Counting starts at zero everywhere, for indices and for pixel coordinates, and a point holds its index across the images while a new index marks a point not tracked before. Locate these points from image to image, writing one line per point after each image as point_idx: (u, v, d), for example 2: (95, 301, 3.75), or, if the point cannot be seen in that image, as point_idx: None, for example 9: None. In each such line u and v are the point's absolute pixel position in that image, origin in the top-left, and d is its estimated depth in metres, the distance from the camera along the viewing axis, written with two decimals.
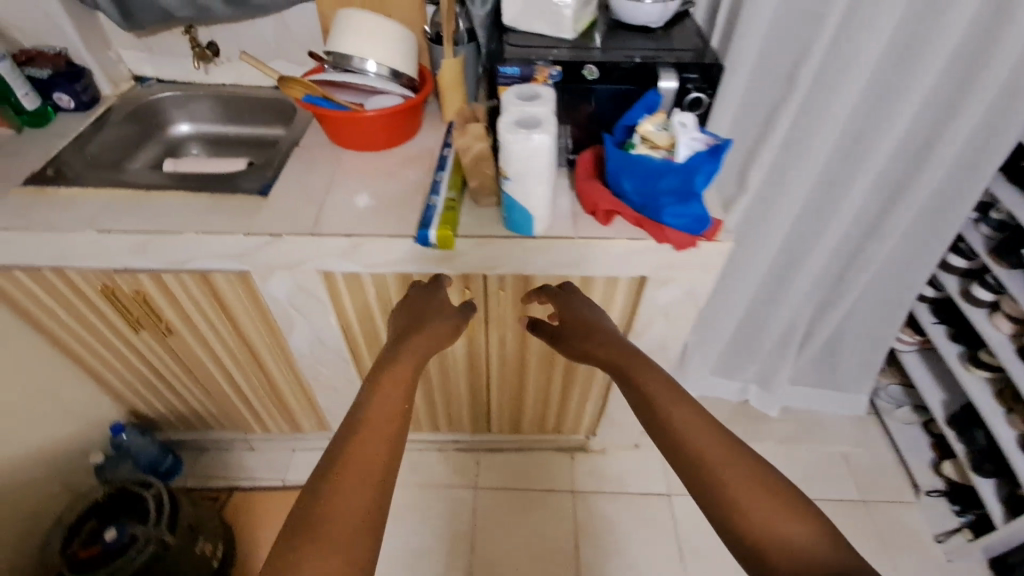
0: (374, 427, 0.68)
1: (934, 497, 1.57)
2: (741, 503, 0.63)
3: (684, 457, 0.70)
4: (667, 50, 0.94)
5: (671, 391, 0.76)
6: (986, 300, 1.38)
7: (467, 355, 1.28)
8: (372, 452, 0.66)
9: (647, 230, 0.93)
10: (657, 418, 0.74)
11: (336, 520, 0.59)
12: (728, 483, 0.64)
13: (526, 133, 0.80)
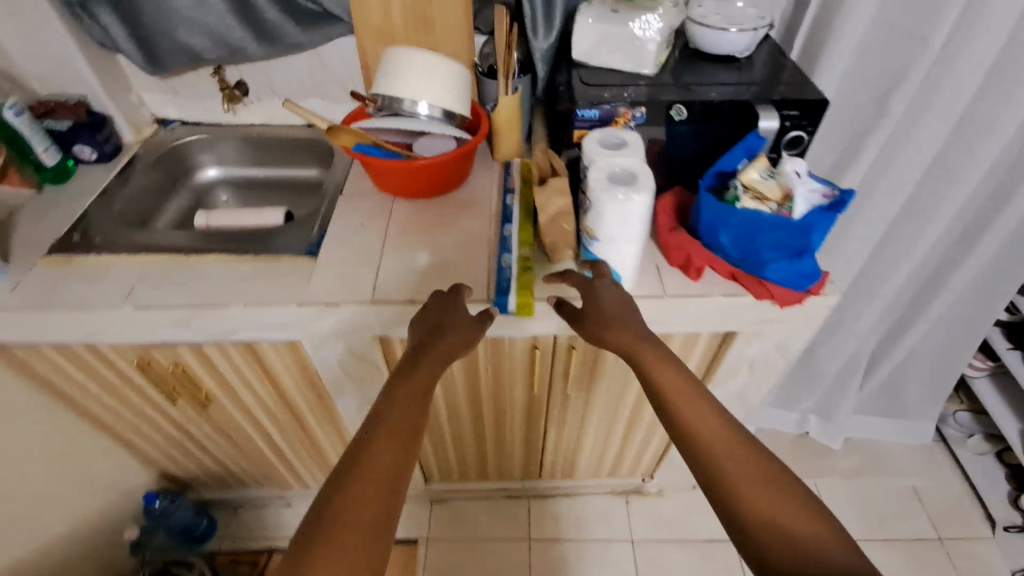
0: (382, 439, 0.66)
1: (1013, 532, 1.47)
2: (746, 498, 0.64)
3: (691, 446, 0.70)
4: (759, 84, 0.84)
5: (682, 382, 0.72)
6: None
7: (525, 410, 1.19)
8: (383, 459, 0.64)
9: (745, 285, 0.83)
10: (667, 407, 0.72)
11: (349, 517, 0.59)
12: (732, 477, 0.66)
13: (625, 194, 0.70)
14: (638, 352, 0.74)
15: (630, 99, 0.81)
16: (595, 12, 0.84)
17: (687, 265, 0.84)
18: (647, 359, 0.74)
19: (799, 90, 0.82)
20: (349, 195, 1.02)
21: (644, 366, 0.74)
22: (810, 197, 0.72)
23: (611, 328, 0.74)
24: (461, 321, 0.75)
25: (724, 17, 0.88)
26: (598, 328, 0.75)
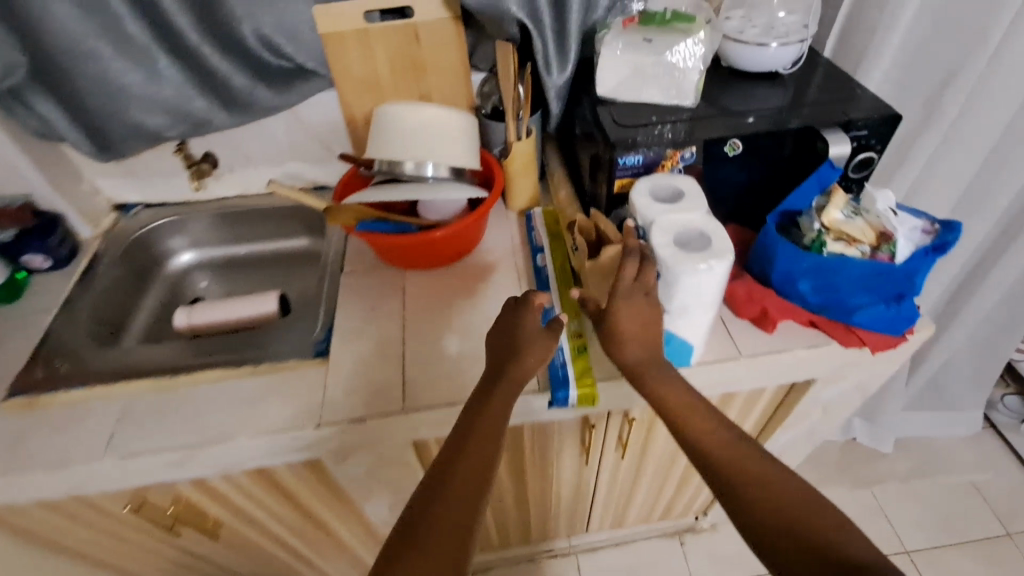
0: (467, 455, 0.56)
1: None
2: (776, 517, 0.52)
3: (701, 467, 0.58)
4: (814, 102, 0.73)
5: (685, 393, 0.61)
6: None
7: (574, 477, 1.06)
8: (466, 475, 0.55)
9: (828, 333, 0.72)
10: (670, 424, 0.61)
11: (433, 537, 0.50)
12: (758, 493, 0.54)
13: (704, 261, 0.58)
14: (645, 365, 0.62)
15: (677, 138, 0.69)
16: (623, 41, 0.73)
17: (761, 316, 0.73)
18: (649, 371, 0.62)
19: (865, 105, 0.71)
20: (353, 273, 0.89)
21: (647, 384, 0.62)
22: (914, 237, 0.64)
23: (621, 343, 0.62)
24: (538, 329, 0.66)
25: (763, 29, 0.77)
26: (616, 343, 0.63)
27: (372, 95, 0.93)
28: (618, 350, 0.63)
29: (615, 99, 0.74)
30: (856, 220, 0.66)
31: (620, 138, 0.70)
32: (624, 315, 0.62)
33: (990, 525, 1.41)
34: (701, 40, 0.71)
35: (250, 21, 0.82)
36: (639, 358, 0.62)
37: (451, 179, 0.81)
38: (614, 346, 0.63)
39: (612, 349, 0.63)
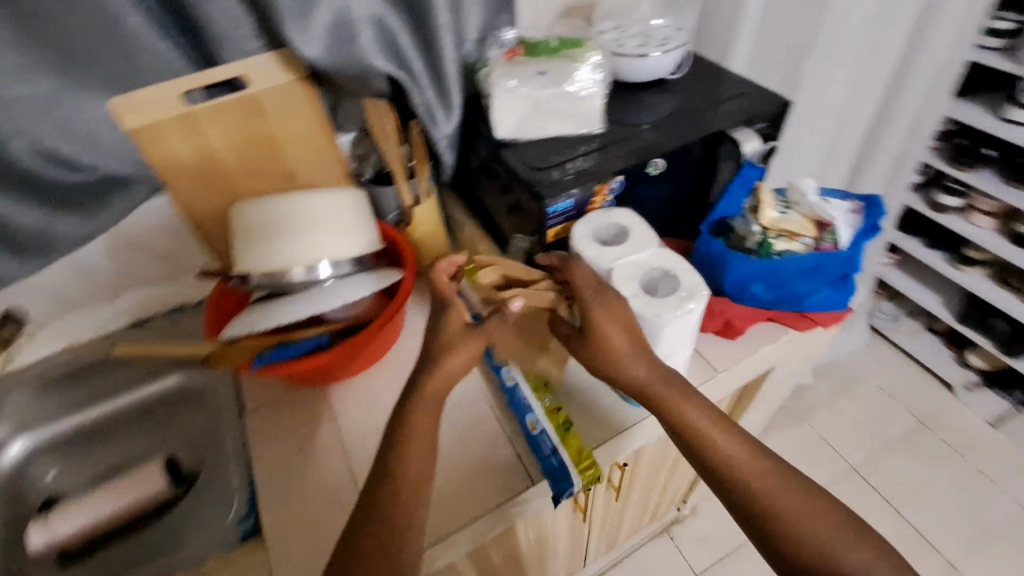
0: (406, 470, 0.50)
1: (975, 389, 1.54)
2: (807, 545, 0.47)
3: (713, 483, 0.51)
4: (711, 103, 0.72)
5: (699, 407, 0.52)
6: (955, 205, 1.35)
7: (565, 538, 0.95)
8: (409, 490, 0.50)
9: (784, 323, 0.71)
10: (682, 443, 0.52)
11: (363, 550, 0.47)
12: (777, 514, 0.48)
13: (679, 298, 0.54)
14: (654, 386, 0.52)
15: (601, 171, 0.63)
16: (516, 74, 0.65)
17: (725, 326, 0.70)
18: (654, 389, 0.52)
19: (757, 100, 0.71)
20: (260, 410, 0.71)
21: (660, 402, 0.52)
22: (850, 220, 0.65)
23: (617, 361, 0.53)
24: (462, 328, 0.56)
25: (641, 38, 0.73)
26: (607, 363, 0.53)
27: (217, 187, 0.75)
28: (618, 372, 0.53)
29: (519, 139, 0.67)
30: (791, 215, 0.66)
31: (542, 184, 0.62)
32: (603, 318, 0.53)
33: (906, 420, 1.52)
34: (597, 64, 0.66)
35: (24, 135, 0.63)
36: (641, 376, 0.52)
37: (353, 273, 0.71)
38: (607, 367, 0.53)
39: (607, 371, 0.54)
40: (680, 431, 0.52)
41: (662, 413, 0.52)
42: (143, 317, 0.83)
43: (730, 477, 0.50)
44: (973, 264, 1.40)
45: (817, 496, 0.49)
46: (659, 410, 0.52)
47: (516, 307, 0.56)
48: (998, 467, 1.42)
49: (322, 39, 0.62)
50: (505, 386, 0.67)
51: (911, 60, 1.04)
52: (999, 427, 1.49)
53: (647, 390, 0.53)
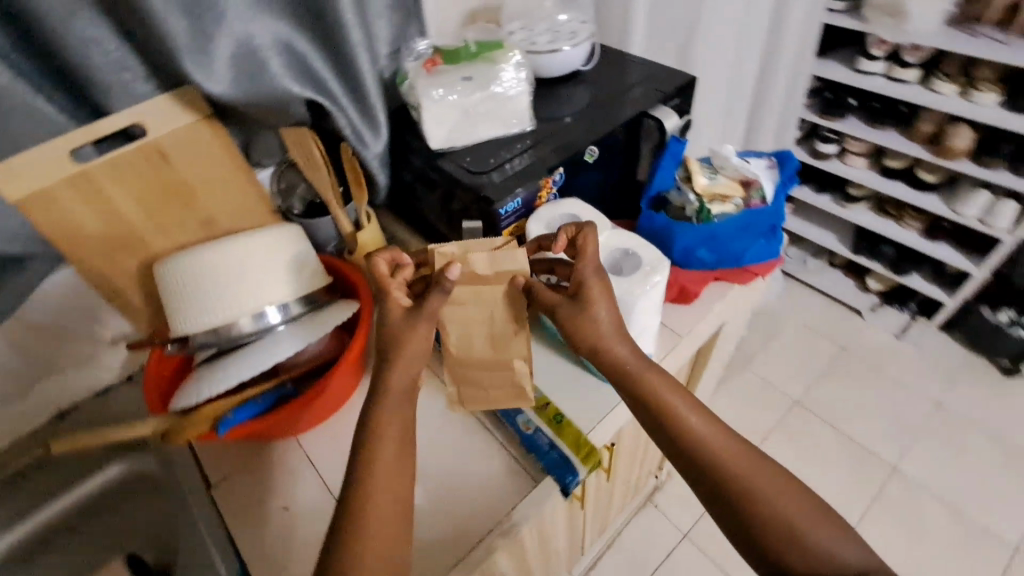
0: (375, 510, 0.49)
1: (880, 308, 1.72)
2: (764, 517, 0.50)
3: (682, 463, 0.54)
4: (626, 87, 0.76)
5: (672, 388, 0.55)
6: (833, 152, 1.52)
7: (566, 531, 0.96)
8: (382, 523, 0.49)
9: (730, 279, 0.75)
10: (657, 423, 0.54)
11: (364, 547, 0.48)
12: (743, 489, 0.51)
13: (644, 273, 0.57)
14: (632, 366, 0.55)
15: (542, 166, 0.64)
16: (441, 83, 0.65)
17: (681, 292, 0.74)
18: (633, 369, 0.55)
19: (666, 78, 0.76)
20: (229, 480, 0.67)
21: (635, 384, 0.55)
22: (770, 175, 0.72)
23: (598, 343, 0.55)
24: (404, 310, 0.56)
25: (550, 34, 0.75)
26: (591, 332, 0.55)
27: (129, 247, 0.68)
28: (602, 348, 0.55)
29: (454, 147, 0.67)
30: (720, 179, 0.71)
31: (489, 188, 0.62)
32: (596, 282, 0.55)
33: (830, 348, 1.68)
34: (518, 63, 0.67)
35: None
36: (621, 355, 0.55)
37: (304, 313, 0.66)
38: (593, 338, 0.55)
39: (593, 347, 0.55)
40: (657, 409, 0.54)
41: (639, 395, 0.55)
42: (67, 405, 0.75)
43: (700, 455, 0.52)
44: (856, 200, 1.58)
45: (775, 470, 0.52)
46: (634, 393, 0.55)
47: (451, 276, 0.52)
48: (911, 372, 1.60)
49: (226, 73, 0.58)
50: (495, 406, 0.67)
51: (779, 28, 1.16)
52: (905, 336, 1.67)
53: (628, 372, 0.55)
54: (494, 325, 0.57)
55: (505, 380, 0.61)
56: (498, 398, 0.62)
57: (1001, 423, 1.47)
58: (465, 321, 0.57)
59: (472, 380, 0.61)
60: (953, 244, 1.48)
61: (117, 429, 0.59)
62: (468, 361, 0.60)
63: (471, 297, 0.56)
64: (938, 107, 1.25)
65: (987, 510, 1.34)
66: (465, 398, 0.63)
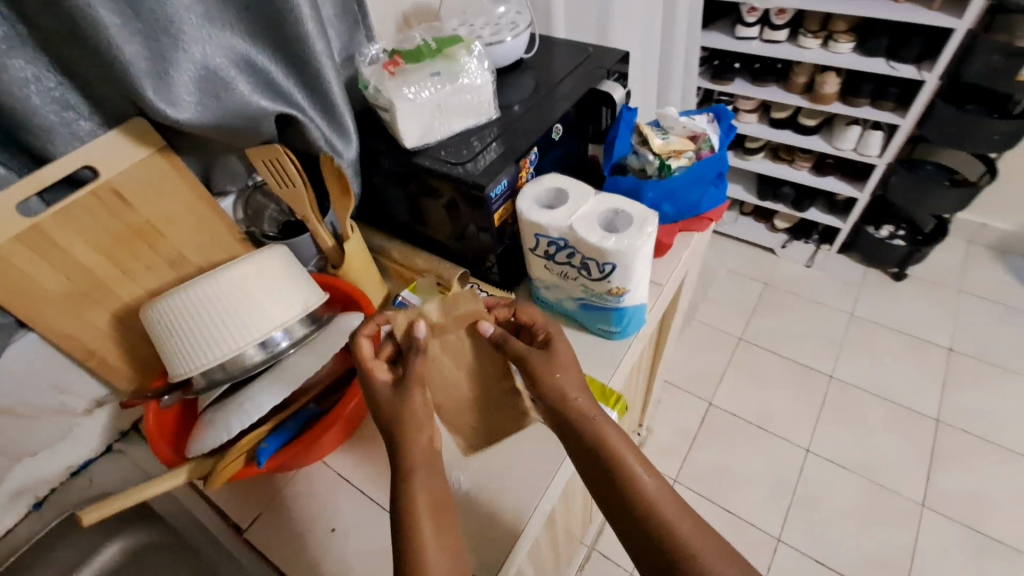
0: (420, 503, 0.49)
1: (790, 243, 1.94)
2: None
3: (612, 508, 0.51)
4: (570, 68, 0.81)
5: (621, 438, 0.52)
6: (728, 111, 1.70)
7: (583, 500, 0.99)
8: (430, 510, 0.49)
9: (693, 229, 0.84)
10: (597, 467, 0.52)
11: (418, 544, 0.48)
12: (671, 537, 0.48)
13: (638, 228, 0.62)
14: (586, 410, 0.53)
15: (520, 148, 0.68)
16: (409, 81, 0.66)
17: (656, 247, 0.83)
18: (589, 417, 0.53)
19: (604, 56, 0.83)
20: (261, 520, 0.65)
21: (584, 427, 0.52)
22: (712, 129, 0.81)
23: (555, 388, 0.53)
24: (390, 389, 0.54)
25: (492, 28, 0.80)
26: (553, 386, 0.54)
27: (94, 300, 0.63)
28: (566, 396, 0.53)
29: (429, 144, 0.69)
30: (672, 138, 0.80)
31: (476, 175, 0.65)
32: (559, 335, 0.57)
33: (756, 286, 1.87)
34: (479, 54, 0.70)
35: None
36: (579, 404, 0.53)
37: (311, 333, 0.63)
38: (559, 383, 0.54)
39: (554, 398, 0.54)
40: (599, 454, 0.52)
41: (587, 440, 0.52)
42: (46, 491, 0.69)
43: (633, 504, 0.50)
44: (753, 152, 1.78)
45: (711, 534, 0.49)
46: (584, 437, 0.52)
47: (420, 332, 0.55)
48: (825, 293, 1.82)
49: (190, 99, 0.56)
50: None
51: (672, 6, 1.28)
52: (813, 265, 1.90)
53: (581, 413, 0.53)
54: (473, 374, 0.61)
55: (506, 407, 0.62)
56: (505, 426, 0.63)
57: (903, 321, 1.72)
58: (444, 378, 0.60)
59: (475, 422, 0.63)
60: (839, 175, 1.71)
61: (146, 488, 0.56)
62: (462, 407, 0.62)
63: (442, 348, 0.59)
64: (807, 60, 1.45)
65: (910, 395, 1.56)
66: (473, 441, 0.64)
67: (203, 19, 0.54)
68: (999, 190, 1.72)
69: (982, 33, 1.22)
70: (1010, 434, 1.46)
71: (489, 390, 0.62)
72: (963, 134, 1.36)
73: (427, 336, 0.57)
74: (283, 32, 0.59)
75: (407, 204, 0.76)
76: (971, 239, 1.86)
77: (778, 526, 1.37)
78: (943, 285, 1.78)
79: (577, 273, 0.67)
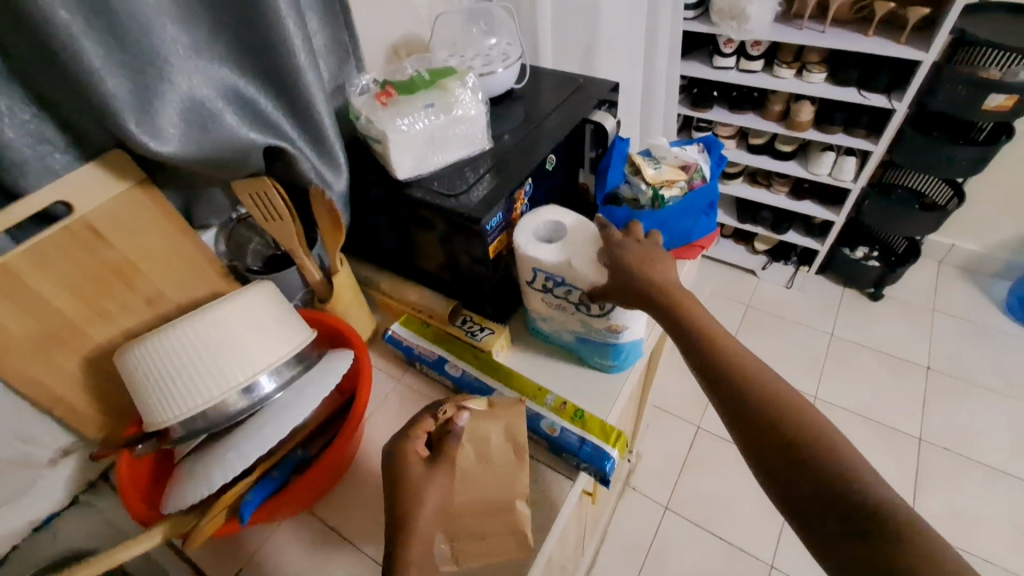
0: (413, 553, 0.49)
1: (769, 264, 1.97)
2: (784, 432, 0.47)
3: (808, 522, 0.43)
4: (562, 97, 0.81)
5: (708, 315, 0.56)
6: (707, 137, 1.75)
7: (578, 539, 0.95)
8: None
9: (684, 259, 0.83)
10: (789, 473, 0.45)
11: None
12: (872, 512, 0.41)
13: (630, 238, 0.63)
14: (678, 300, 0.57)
15: (512, 181, 0.66)
16: (400, 113, 0.66)
17: None
18: (679, 304, 0.56)
19: (594, 87, 0.83)
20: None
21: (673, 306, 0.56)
22: (701, 160, 0.82)
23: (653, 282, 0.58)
24: (422, 463, 0.53)
25: (482, 59, 0.80)
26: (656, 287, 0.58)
27: (62, 343, 0.58)
28: (661, 293, 0.57)
29: (421, 175, 0.68)
30: (664, 167, 0.82)
31: (472, 206, 0.63)
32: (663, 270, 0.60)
33: (738, 308, 1.90)
34: (471, 86, 0.70)
35: None
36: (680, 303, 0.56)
37: (297, 375, 0.59)
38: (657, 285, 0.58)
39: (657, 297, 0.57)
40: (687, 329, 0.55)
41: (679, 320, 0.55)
42: (7, 549, 0.62)
43: (723, 368, 0.52)
44: (732, 176, 1.83)
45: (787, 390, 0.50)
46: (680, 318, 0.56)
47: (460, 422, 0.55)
48: (804, 314, 1.85)
49: (175, 130, 0.54)
50: (550, 433, 0.64)
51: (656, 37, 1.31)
52: (792, 286, 1.93)
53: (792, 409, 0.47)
54: (489, 473, 0.59)
55: (515, 520, 0.57)
56: (496, 550, 0.57)
57: (880, 340, 1.75)
58: (464, 474, 0.58)
59: (468, 529, 0.57)
60: (815, 199, 1.75)
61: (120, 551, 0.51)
62: (468, 506, 0.57)
63: (472, 441, 0.60)
64: (783, 89, 1.49)
65: (891, 413, 1.58)
66: (461, 552, 0.57)
67: (189, 51, 0.54)
68: (963, 213, 1.80)
69: (947, 65, 1.27)
70: (989, 449, 1.49)
71: (500, 498, 0.57)
72: (935, 158, 1.41)
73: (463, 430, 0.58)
74: (273, 63, 0.59)
75: (397, 236, 0.74)
76: (941, 260, 1.93)
77: (770, 551, 1.31)
78: (917, 306, 1.83)
79: (575, 308, 0.66)
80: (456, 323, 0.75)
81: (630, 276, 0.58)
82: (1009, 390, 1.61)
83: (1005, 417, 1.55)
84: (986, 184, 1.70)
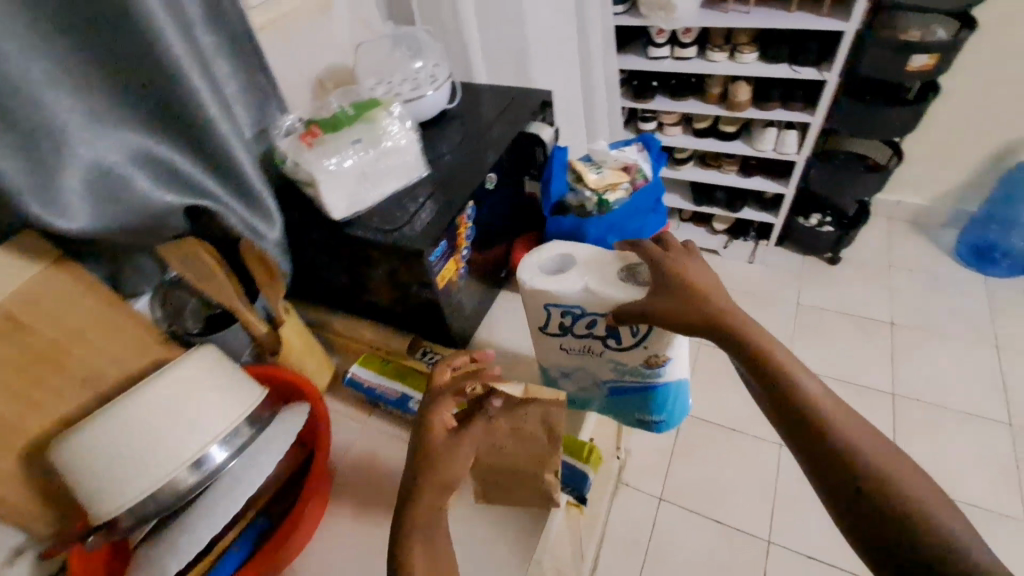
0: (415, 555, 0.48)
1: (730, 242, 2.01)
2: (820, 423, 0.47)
3: (849, 512, 0.43)
4: (496, 111, 0.80)
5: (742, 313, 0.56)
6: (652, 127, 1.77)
7: (572, 551, 0.94)
8: None
9: None
10: (842, 474, 0.44)
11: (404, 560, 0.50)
12: (912, 508, 0.40)
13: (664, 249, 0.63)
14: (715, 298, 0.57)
15: (454, 206, 0.65)
16: (332, 153, 0.64)
17: None
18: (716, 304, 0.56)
19: (527, 98, 0.82)
20: None
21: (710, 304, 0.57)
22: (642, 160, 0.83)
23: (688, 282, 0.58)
24: (445, 434, 0.55)
25: (410, 83, 0.79)
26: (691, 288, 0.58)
27: None
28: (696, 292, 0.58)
29: (359, 212, 0.65)
30: (606, 171, 0.81)
31: (414, 238, 0.62)
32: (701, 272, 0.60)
33: None
34: (399, 115, 0.69)
35: None
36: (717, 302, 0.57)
37: (254, 437, 0.57)
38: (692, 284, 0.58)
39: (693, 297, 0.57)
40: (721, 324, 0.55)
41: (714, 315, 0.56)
42: None
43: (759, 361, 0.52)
44: (682, 161, 1.85)
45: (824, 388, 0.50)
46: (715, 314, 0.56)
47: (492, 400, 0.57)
48: (769, 287, 1.88)
49: (83, 204, 0.51)
50: None
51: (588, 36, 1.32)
52: (754, 261, 1.96)
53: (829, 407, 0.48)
54: (516, 454, 0.59)
55: (532, 486, 0.60)
56: (520, 500, 0.62)
57: (844, 302, 1.80)
58: (496, 446, 0.58)
59: (496, 484, 0.61)
60: (764, 174, 1.79)
61: None
62: (498, 471, 0.60)
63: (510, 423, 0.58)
64: (717, 72, 1.51)
65: (863, 372, 1.62)
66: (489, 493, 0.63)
67: (88, 118, 0.51)
68: (904, 171, 1.87)
69: (869, 31, 1.31)
70: (958, 395, 1.54)
71: (531, 467, 0.59)
72: (870, 123, 1.45)
73: (495, 406, 0.58)
74: (184, 118, 0.56)
75: (344, 276, 0.72)
76: (889, 216, 2.00)
77: (766, 527, 1.32)
78: (874, 264, 1.89)
79: (601, 343, 0.67)
80: (416, 356, 0.73)
81: (669, 282, 0.59)
82: (969, 335, 1.67)
83: (968, 361, 1.61)
84: (922, 141, 1.77)
